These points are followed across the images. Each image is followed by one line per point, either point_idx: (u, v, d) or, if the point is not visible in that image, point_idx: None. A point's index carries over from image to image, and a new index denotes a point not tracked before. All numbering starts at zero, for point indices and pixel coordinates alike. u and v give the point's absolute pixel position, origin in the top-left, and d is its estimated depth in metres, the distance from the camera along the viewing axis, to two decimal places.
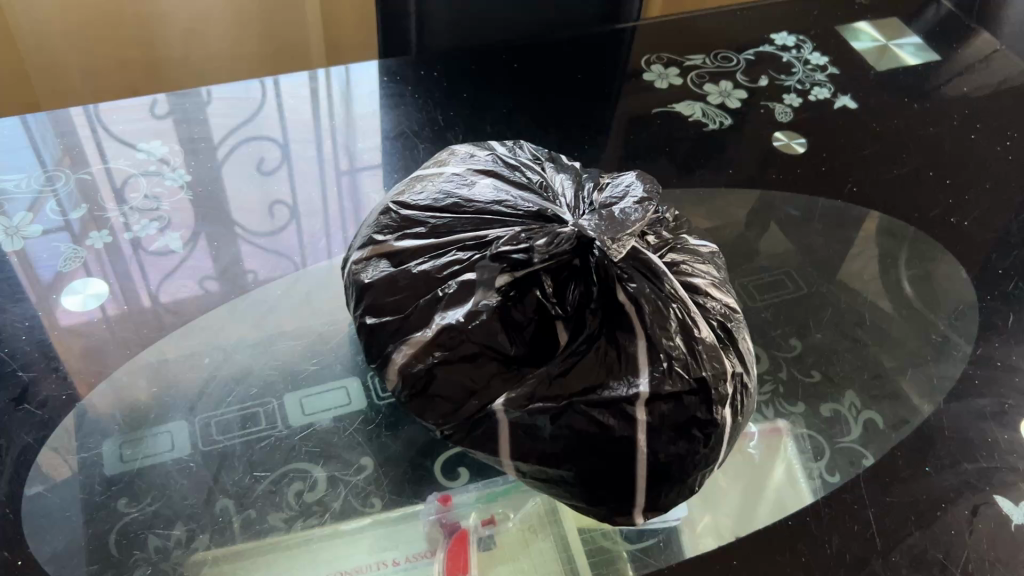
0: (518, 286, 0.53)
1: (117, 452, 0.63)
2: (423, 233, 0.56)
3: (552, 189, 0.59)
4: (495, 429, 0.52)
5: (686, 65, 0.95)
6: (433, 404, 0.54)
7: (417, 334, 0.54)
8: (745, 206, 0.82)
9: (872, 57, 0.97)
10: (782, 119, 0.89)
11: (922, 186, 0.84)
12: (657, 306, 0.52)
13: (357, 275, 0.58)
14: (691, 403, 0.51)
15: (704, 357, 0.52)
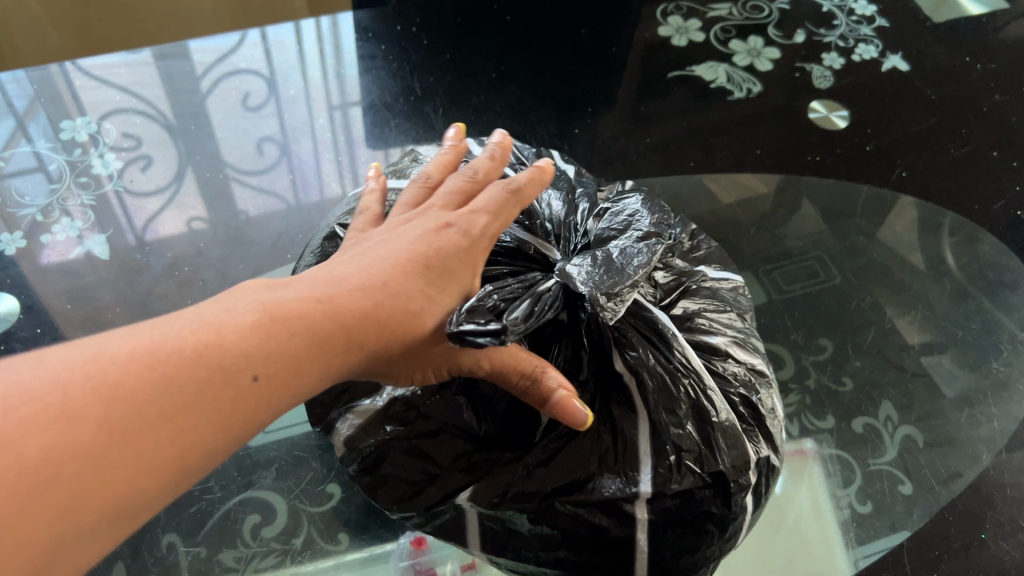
0: None
1: None
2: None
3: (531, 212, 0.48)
4: (463, 521, 0.43)
5: (709, 16, 0.82)
6: (386, 485, 0.44)
7: (367, 402, 0.46)
8: (771, 191, 0.71)
9: (927, 5, 0.84)
10: (820, 85, 0.77)
11: (983, 170, 0.71)
12: (663, 377, 0.42)
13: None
14: (705, 497, 0.41)
15: (722, 441, 0.42)
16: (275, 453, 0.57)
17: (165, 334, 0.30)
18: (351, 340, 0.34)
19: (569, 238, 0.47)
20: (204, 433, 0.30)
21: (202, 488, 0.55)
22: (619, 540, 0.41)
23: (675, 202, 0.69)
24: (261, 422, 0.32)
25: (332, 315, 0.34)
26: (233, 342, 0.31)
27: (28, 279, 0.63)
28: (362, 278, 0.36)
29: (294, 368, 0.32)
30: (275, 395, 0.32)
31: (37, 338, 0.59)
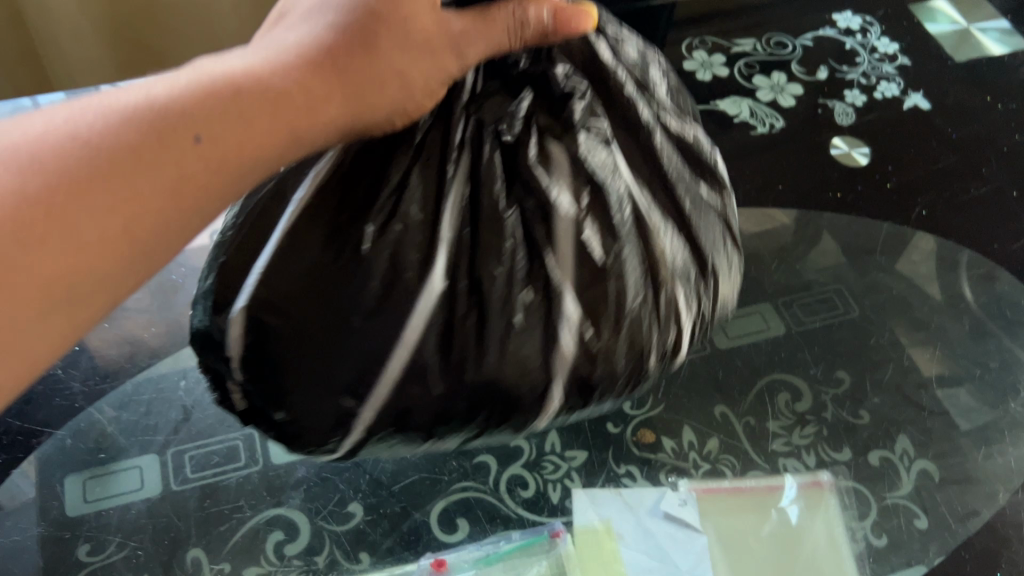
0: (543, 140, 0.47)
1: (80, 489, 0.54)
2: (415, 253, 0.43)
3: (490, 162, 0.47)
4: (679, 300, 0.46)
5: (734, 52, 0.84)
6: (621, 344, 0.44)
7: (522, 312, 0.43)
8: (792, 226, 0.72)
9: (947, 44, 0.85)
10: (842, 122, 0.78)
11: (1002, 210, 0.72)
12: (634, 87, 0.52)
13: (345, 395, 0.43)
14: (711, 161, 0.53)
15: (666, 87, 0.56)
16: (302, 472, 0.56)
17: (91, 109, 0.36)
18: (287, 109, 0.39)
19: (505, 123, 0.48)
20: (155, 193, 0.35)
21: (232, 506, 0.54)
22: (719, 234, 0.50)
23: None
24: (228, 176, 0.38)
25: (277, 76, 0.40)
26: (172, 106, 0.36)
27: None
28: (282, 59, 0.40)
29: (238, 128, 0.37)
30: (218, 159, 0.37)
31: (76, 355, 0.60)
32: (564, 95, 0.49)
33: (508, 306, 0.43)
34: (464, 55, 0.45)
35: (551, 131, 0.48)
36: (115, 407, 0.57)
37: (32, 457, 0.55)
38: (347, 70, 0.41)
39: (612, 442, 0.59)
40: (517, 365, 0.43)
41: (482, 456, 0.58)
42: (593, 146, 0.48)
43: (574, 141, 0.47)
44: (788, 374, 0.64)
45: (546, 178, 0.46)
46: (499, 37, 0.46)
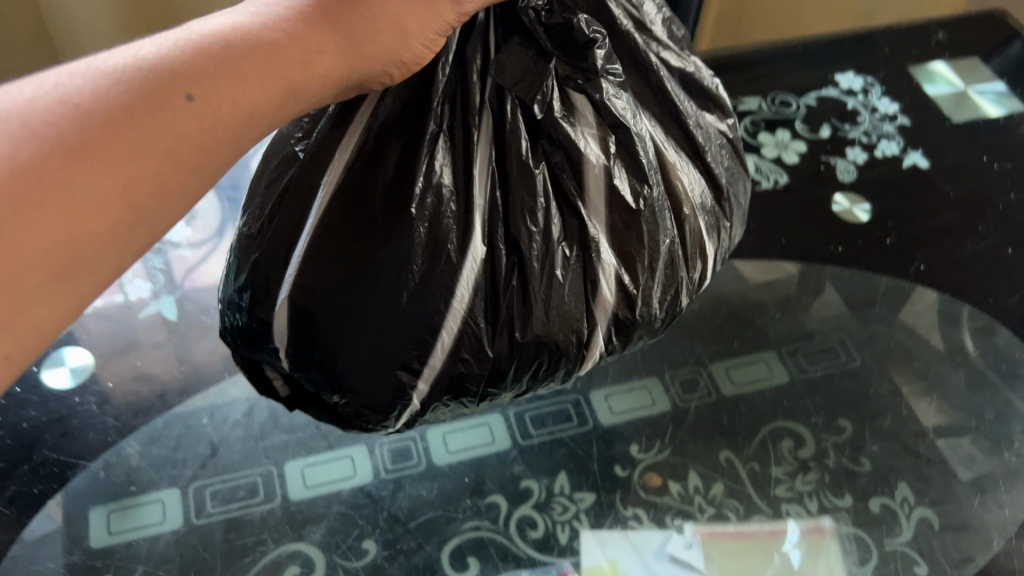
0: (565, 106, 0.53)
1: (105, 523, 0.56)
2: (452, 218, 0.50)
3: (512, 123, 0.52)
4: (699, 231, 0.56)
5: (741, 110, 0.88)
6: (654, 286, 0.53)
7: (558, 257, 0.51)
8: (796, 278, 0.75)
9: (946, 105, 0.89)
10: (844, 178, 0.82)
11: (999, 266, 0.75)
12: (631, 27, 0.58)
13: (401, 371, 0.49)
14: (713, 91, 0.64)
15: (656, 21, 0.62)
16: (324, 508, 0.58)
17: (78, 71, 0.40)
18: (275, 64, 0.44)
19: (536, 91, 0.52)
20: (151, 151, 0.40)
21: (256, 539, 0.56)
22: (717, 160, 0.60)
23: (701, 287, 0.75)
24: (221, 135, 0.43)
25: (266, 33, 0.45)
26: (165, 67, 0.41)
27: (99, 334, 0.67)
28: (272, 18, 0.45)
29: (229, 85, 0.43)
30: (212, 115, 0.42)
31: (111, 391, 0.63)
32: (587, 42, 0.53)
33: (548, 266, 0.51)
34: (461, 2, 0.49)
35: (573, 81, 0.53)
36: (144, 443, 0.60)
37: (67, 487, 0.57)
38: (339, 29, 0.46)
39: (620, 485, 0.62)
40: (562, 321, 0.50)
41: (493, 497, 0.60)
42: (613, 93, 0.54)
43: (597, 94, 0.53)
44: (791, 420, 0.66)
45: (571, 129, 0.53)
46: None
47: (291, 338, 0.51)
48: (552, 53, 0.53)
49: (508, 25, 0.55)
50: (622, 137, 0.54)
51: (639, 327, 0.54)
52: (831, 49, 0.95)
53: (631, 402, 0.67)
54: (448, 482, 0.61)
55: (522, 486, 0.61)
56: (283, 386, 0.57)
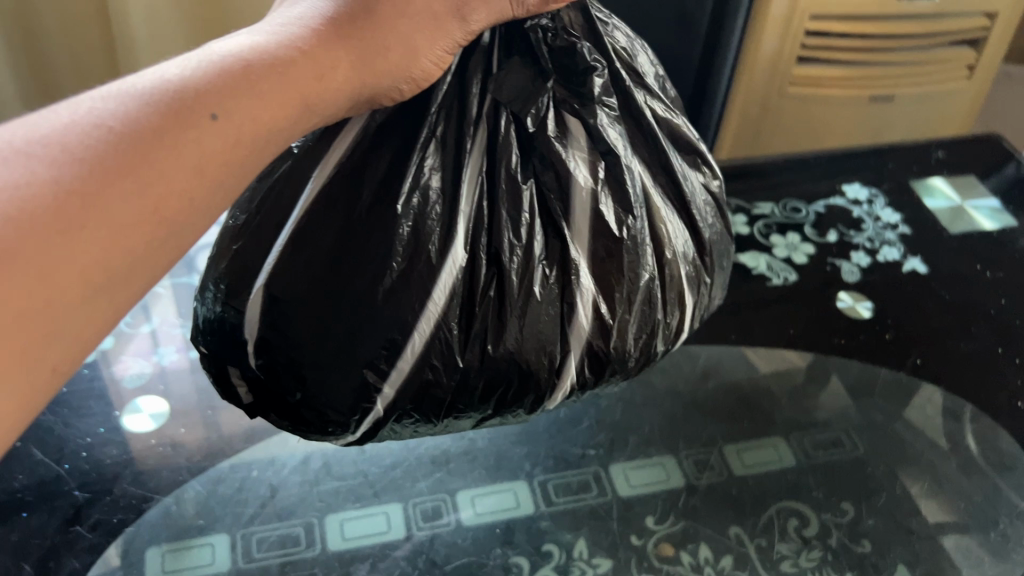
0: (557, 128, 0.62)
1: (159, 561, 0.62)
2: (435, 219, 0.57)
3: (504, 136, 0.60)
4: (678, 276, 0.64)
5: (754, 214, 0.98)
6: (629, 321, 0.60)
7: (536, 270, 0.58)
8: (803, 367, 0.82)
9: (943, 218, 0.97)
10: (848, 278, 0.89)
11: (989, 364, 0.81)
12: (628, 75, 0.68)
13: (367, 370, 0.56)
14: (699, 149, 0.72)
15: (652, 74, 0.72)
16: (369, 549, 0.65)
17: (107, 95, 0.45)
18: (296, 78, 0.50)
19: (528, 106, 0.61)
20: (174, 174, 0.45)
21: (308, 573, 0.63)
22: (702, 207, 0.69)
23: (715, 372, 0.82)
24: (239, 148, 0.48)
25: (279, 50, 0.51)
26: (193, 85, 0.47)
27: (174, 387, 0.76)
28: (289, 37, 0.52)
29: (251, 99, 0.48)
30: (233, 132, 0.47)
31: (181, 436, 0.71)
32: (587, 69, 0.62)
33: (527, 280, 0.58)
34: (467, 19, 0.56)
35: (569, 105, 0.63)
36: (206, 487, 0.68)
37: (141, 518, 0.65)
38: (350, 47, 0.53)
39: (635, 552, 0.67)
40: (534, 340, 0.57)
41: (517, 557, 0.66)
42: (606, 122, 0.63)
43: (595, 123, 0.62)
44: (793, 493, 0.72)
45: (564, 151, 0.61)
46: (503, 5, 0.57)
47: (260, 326, 0.57)
48: (550, 73, 0.62)
49: (512, 49, 0.64)
50: (610, 164, 0.62)
51: (612, 361, 0.61)
52: (839, 163, 1.04)
53: (648, 476, 0.73)
54: (480, 533, 0.67)
55: (544, 547, 0.67)
56: (246, 394, 0.63)
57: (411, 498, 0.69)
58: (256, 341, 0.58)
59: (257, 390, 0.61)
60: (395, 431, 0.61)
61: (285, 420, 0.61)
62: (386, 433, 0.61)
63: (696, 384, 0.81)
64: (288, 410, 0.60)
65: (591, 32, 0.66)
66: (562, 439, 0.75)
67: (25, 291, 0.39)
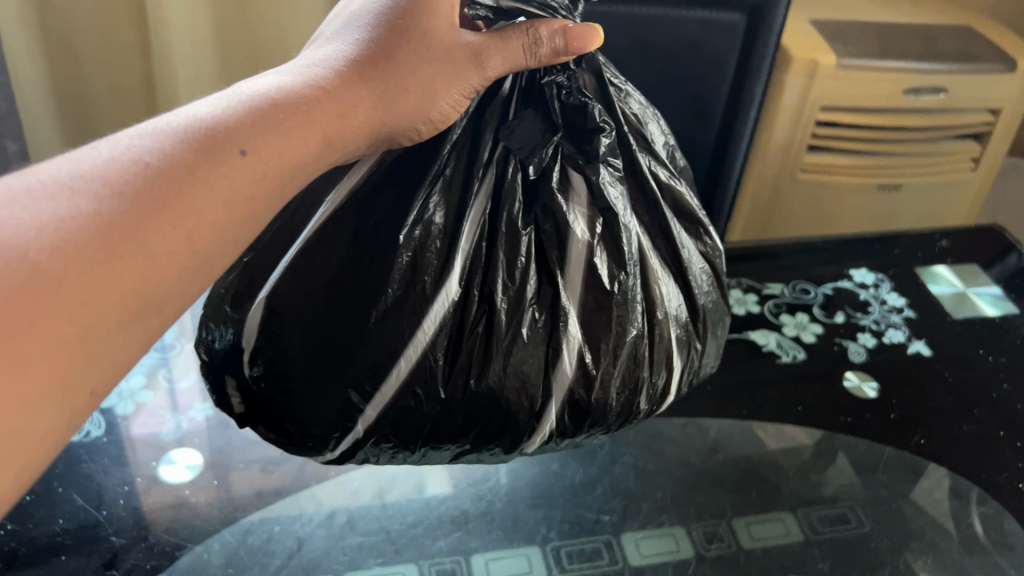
0: (559, 180, 0.66)
1: None
2: (434, 253, 0.62)
3: (510, 181, 0.65)
4: (667, 336, 0.68)
5: (765, 292, 1.02)
6: (613, 373, 0.64)
7: (525, 313, 0.63)
8: (811, 442, 0.85)
9: (948, 303, 1.01)
10: (855, 358, 0.93)
11: (990, 447, 0.84)
12: (637, 138, 0.73)
13: (352, 390, 0.60)
14: (699, 219, 0.76)
15: (662, 144, 0.77)
16: None
17: (144, 135, 0.49)
18: (316, 119, 0.56)
19: (532, 156, 0.65)
20: (207, 208, 0.48)
21: None
22: (698, 274, 0.73)
23: (725, 445, 0.85)
24: (268, 185, 0.52)
25: (305, 91, 0.56)
26: (221, 125, 0.51)
27: (210, 442, 0.81)
28: (314, 78, 0.58)
29: (273, 138, 0.53)
30: (258, 172, 0.51)
31: (214, 487, 0.76)
32: (595, 128, 0.66)
33: (516, 321, 0.62)
34: (485, 66, 0.62)
35: (575, 162, 0.67)
36: (232, 540, 0.71)
37: (173, 564, 0.69)
38: (372, 91, 0.60)
39: None
40: (516, 379, 0.61)
41: None
42: (608, 180, 0.66)
43: (600, 180, 0.66)
44: (798, 563, 0.75)
45: (565, 204, 0.65)
46: (517, 54, 0.62)
47: (259, 337, 0.63)
48: (559, 129, 0.67)
49: (529, 102, 0.69)
50: (608, 221, 0.66)
51: (592, 412, 0.64)
52: (848, 249, 1.09)
53: (658, 546, 0.75)
54: None
55: None
56: (239, 404, 0.68)
57: (431, 555, 0.72)
58: (252, 350, 0.63)
59: (250, 401, 0.67)
60: (376, 455, 0.66)
61: (271, 431, 0.67)
62: (365, 456, 0.66)
63: (706, 456, 0.84)
64: (275, 420, 0.65)
65: (603, 94, 0.70)
66: (577, 504, 0.78)
67: (71, 319, 0.42)
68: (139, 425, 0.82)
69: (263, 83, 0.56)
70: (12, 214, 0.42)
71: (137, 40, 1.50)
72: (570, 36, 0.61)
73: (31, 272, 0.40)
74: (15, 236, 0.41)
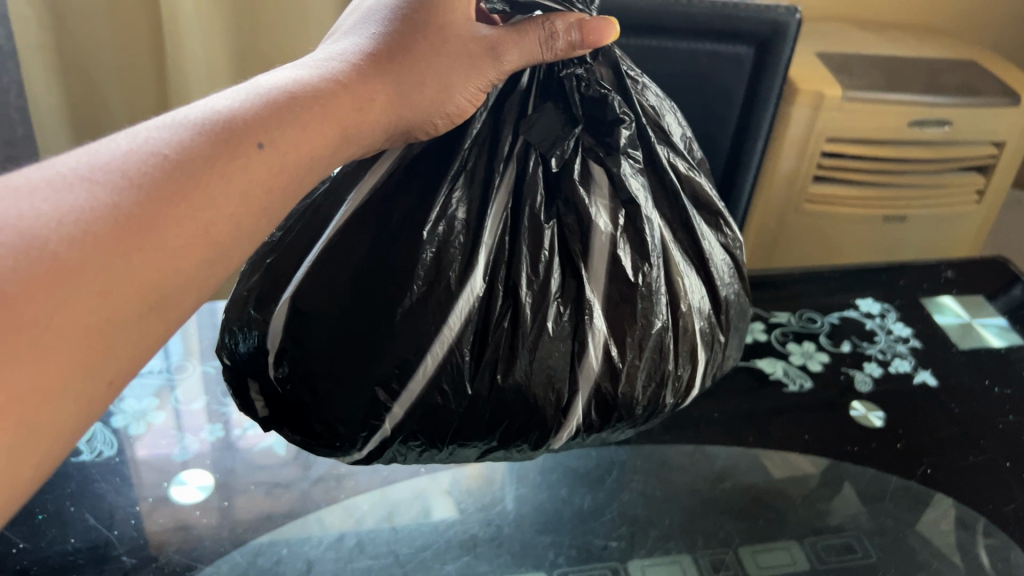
0: (581, 175, 0.68)
1: None
2: (457, 248, 0.64)
3: (532, 176, 0.67)
4: (692, 330, 0.69)
5: (771, 321, 1.03)
6: (638, 367, 0.65)
7: (549, 307, 0.64)
8: (817, 471, 0.86)
9: (953, 333, 1.01)
10: (862, 387, 0.93)
11: (996, 477, 0.84)
12: (656, 131, 0.74)
13: (379, 388, 0.61)
14: (718, 210, 0.77)
15: (679, 136, 0.78)
16: None
17: (161, 127, 0.50)
18: (339, 110, 0.57)
19: (554, 149, 0.67)
20: (226, 197, 0.49)
21: None
22: (720, 267, 0.74)
23: (732, 473, 0.85)
24: (286, 173, 0.54)
25: (329, 84, 0.58)
26: (244, 119, 0.52)
27: (220, 464, 0.82)
28: (330, 71, 0.59)
29: (296, 128, 0.54)
30: (277, 162, 0.53)
31: (224, 508, 0.77)
32: (615, 120, 0.68)
33: (540, 317, 0.63)
34: (500, 59, 0.64)
35: (595, 154, 0.68)
36: (241, 561, 0.72)
37: None
38: (388, 85, 0.61)
39: None
40: (542, 374, 0.63)
41: None
42: (629, 172, 0.68)
43: (621, 173, 0.68)
44: None
45: (587, 197, 0.67)
46: (533, 47, 0.63)
47: (283, 337, 0.63)
48: (580, 120, 0.68)
49: (547, 96, 0.70)
50: (631, 213, 0.67)
51: (619, 406, 0.66)
52: (854, 279, 1.10)
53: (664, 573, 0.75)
54: None
55: None
56: (262, 407, 0.69)
57: None
58: (277, 350, 0.64)
59: (273, 403, 0.67)
60: (401, 453, 0.66)
61: (296, 433, 0.67)
62: (392, 454, 0.67)
63: (713, 483, 0.85)
64: (300, 422, 0.65)
65: (621, 86, 0.71)
66: (584, 529, 0.78)
67: (89, 309, 0.42)
68: (144, 445, 0.83)
69: (285, 76, 0.58)
70: (31, 205, 0.42)
71: (154, 68, 1.53)
72: (587, 29, 0.61)
73: (51, 263, 0.41)
74: (34, 226, 0.41)
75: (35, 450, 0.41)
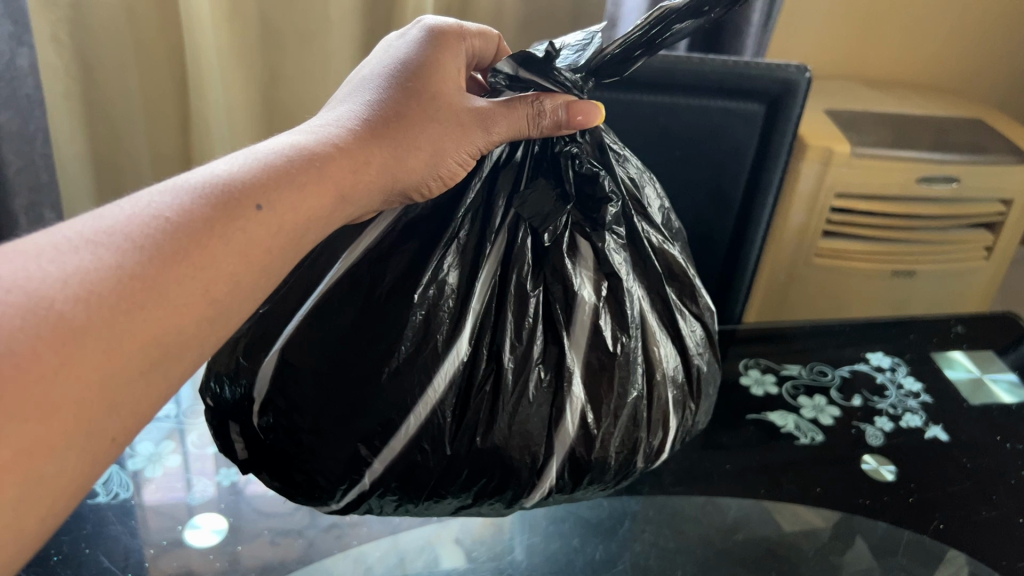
0: (571, 242, 0.69)
1: None
2: (446, 313, 0.65)
3: (520, 245, 0.68)
4: (666, 398, 0.70)
5: (783, 373, 1.04)
6: (614, 433, 0.66)
7: (530, 371, 0.64)
8: (829, 525, 0.85)
9: (964, 389, 1.02)
10: (872, 442, 0.94)
11: (1010, 534, 0.83)
12: (637, 207, 0.75)
13: (361, 443, 0.62)
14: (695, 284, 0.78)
15: (658, 211, 0.80)
16: None
17: (164, 192, 0.52)
18: (334, 174, 0.59)
19: (546, 223, 0.68)
20: (228, 259, 0.51)
21: None
22: (694, 338, 0.75)
23: (744, 525, 0.85)
24: (281, 237, 0.55)
25: (325, 150, 0.60)
26: (240, 183, 0.54)
27: (236, 506, 0.83)
28: (328, 137, 0.62)
29: (292, 190, 0.56)
30: (275, 224, 0.54)
31: (237, 553, 0.77)
32: (603, 198, 0.69)
33: (521, 381, 0.64)
34: (489, 130, 0.66)
35: (582, 228, 0.70)
36: None
37: None
38: (384, 149, 0.64)
39: None
40: (520, 437, 0.63)
41: None
42: (613, 247, 0.69)
43: (604, 244, 0.69)
44: None
45: (572, 268, 0.68)
46: (521, 122, 0.66)
47: (270, 388, 0.65)
48: (570, 198, 0.69)
49: (539, 170, 0.72)
50: (614, 285, 0.69)
51: (591, 468, 0.66)
52: (865, 334, 1.11)
53: None
54: None
55: None
56: (242, 449, 0.70)
57: None
58: (262, 399, 0.65)
59: (256, 449, 0.68)
60: (376, 505, 0.68)
61: (277, 478, 0.68)
62: (367, 507, 0.68)
63: (726, 534, 0.84)
64: (284, 469, 0.67)
65: (605, 160, 0.73)
66: None
67: (105, 355, 0.44)
68: (156, 488, 0.84)
69: (279, 140, 0.60)
70: (39, 267, 0.44)
71: (179, 122, 1.57)
72: (574, 108, 0.64)
73: (56, 321, 0.42)
74: (41, 287, 0.43)
75: (49, 488, 0.43)
